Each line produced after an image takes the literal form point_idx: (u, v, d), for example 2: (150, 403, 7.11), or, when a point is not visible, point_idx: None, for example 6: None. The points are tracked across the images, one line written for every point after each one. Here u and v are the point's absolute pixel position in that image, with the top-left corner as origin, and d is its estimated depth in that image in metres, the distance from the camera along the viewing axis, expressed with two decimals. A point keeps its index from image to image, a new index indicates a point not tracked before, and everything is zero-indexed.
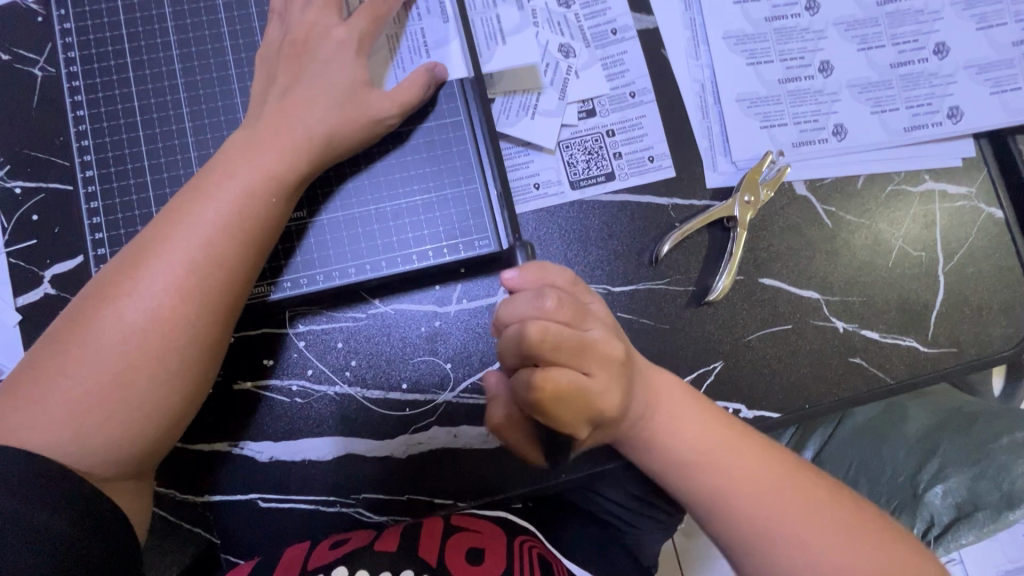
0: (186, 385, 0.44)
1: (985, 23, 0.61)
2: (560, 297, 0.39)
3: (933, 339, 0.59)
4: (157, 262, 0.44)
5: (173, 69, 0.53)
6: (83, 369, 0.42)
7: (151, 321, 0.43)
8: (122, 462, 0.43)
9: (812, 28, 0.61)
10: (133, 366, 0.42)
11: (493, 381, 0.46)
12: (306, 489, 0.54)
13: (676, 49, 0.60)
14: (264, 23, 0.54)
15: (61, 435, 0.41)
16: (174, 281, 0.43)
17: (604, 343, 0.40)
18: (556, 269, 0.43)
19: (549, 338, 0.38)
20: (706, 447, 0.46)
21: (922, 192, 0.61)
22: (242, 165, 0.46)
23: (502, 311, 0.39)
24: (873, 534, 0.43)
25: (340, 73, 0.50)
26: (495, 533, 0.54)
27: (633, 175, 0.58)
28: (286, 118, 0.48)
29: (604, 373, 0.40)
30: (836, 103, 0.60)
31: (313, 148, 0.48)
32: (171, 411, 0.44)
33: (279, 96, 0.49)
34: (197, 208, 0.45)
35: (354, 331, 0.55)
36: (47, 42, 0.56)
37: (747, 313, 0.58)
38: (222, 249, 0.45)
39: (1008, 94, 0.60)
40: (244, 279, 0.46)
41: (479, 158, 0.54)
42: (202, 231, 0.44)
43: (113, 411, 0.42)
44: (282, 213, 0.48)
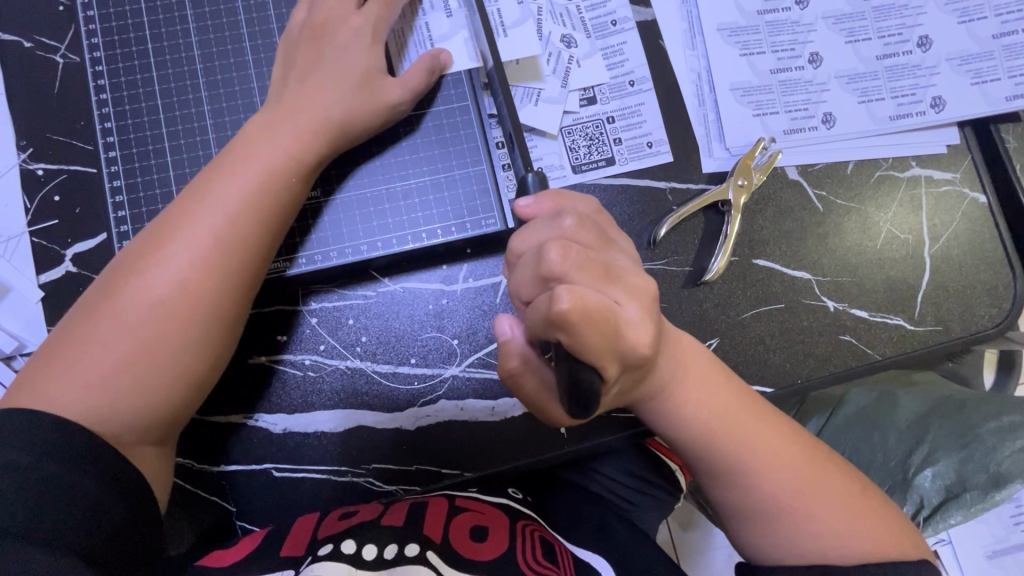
0: (207, 355, 0.47)
1: (966, 17, 0.64)
2: (580, 220, 0.38)
3: (920, 318, 0.62)
4: (182, 236, 0.46)
5: (192, 54, 0.55)
6: (112, 337, 0.44)
7: (177, 294, 0.45)
8: (144, 429, 0.45)
9: (802, 22, 0.63)
10: (158, 336, 0.44)
11: (506, 325, 0.43)
12: (318, 461, 0.56)
13: (673, 40, 0.63)
14: (280, 13, 0.56)
15: (88, 402, 0.43)
16: (199, 257, 0.45)
17: (627, 269, 0.38)
18: (574, 198, 0.43)
19: (572, 257, 0.35)
20: (732, 421, 0.48)
21: (908, 177, 0.63)
22: (261, 145, 0.49)
23: (516, 240, 0.39)
24: (871, 506, 0.48)
25: (357, 55, 0.52)
26: (499, 516, 0.55)
27: (631, 160, 0.61)
28: (304, 100, 0.50)
29: (632, 303, 0.37)
30: (825, 93, 0.63)
31: (323, 127, 0.50)
32: (193, 380, 0.46)
33: (299, 79, 0.51)
34: (219, 186, 0.47)
35: (365, 308, 0.57)
36: (68, 30, 0.58)
37: (741, 293, 0.60)
38: (245, 225, 0.47)
39: (990, 84, 0.63)
40: (264, 257, 0.49)
41: (486, 141, 0.57)
42: (226, 206, 0.47)
43: (139, 378, 0.44)
44: (299, 192, 0.50)
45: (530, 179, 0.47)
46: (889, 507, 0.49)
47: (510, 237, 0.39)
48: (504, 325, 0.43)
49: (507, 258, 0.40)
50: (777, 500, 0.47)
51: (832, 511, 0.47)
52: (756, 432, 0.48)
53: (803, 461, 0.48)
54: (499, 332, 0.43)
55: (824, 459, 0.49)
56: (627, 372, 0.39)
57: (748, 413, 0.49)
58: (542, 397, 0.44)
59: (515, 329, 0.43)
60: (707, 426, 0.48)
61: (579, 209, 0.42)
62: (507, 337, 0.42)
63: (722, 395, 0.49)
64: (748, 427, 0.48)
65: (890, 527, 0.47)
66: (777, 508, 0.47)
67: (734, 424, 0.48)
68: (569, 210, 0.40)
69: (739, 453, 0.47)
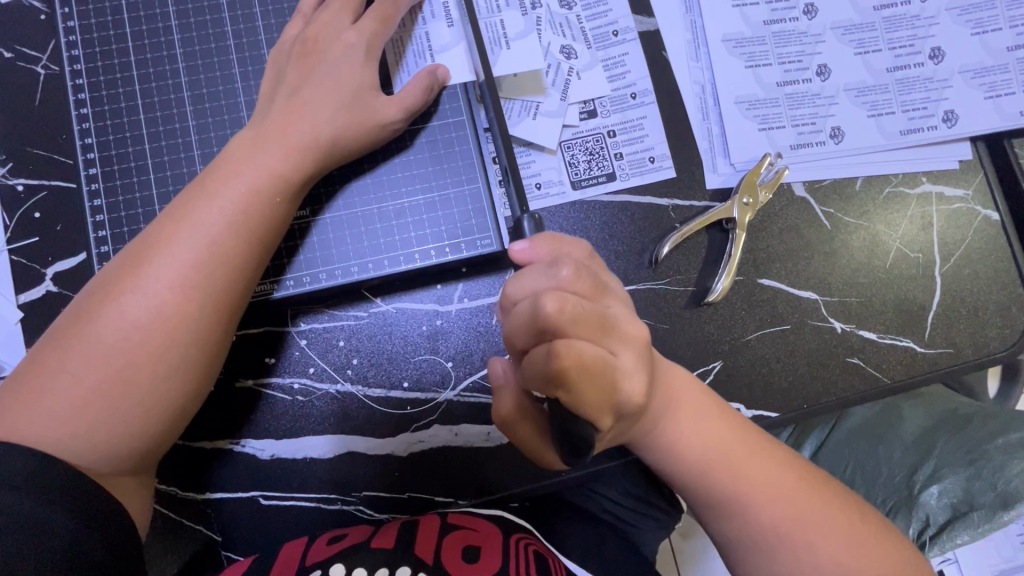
0: (188, 382, 0.45)
1: (980, 28, 0.61)
2: (578, 269, 0.36)
3: (930, 340, 0.60)
4: (161, 259, 0.44)
5: (177, 67, 0.53)
6: (86, 364, 0.42)
7: (155, 320, 0.43)
8: (122, 460, 0.43)
9: (810, 32, 0.61)
10: (135, 362, 0.42)
11: (499, 368, 0.43)
12: (307, 488, 0.54)
13: (677, 51, 0.61)
14: (269, 24, 0.54)
15: (63, 430, 0.41)
16: (180, 280, 0.44)
17: (621, 317, 0.38)
18: (571, 243, 0.41)
19: (568, 309, 0.35)
20: (721, 446, 0.47)
21: (919, 194, 0.61)
22: (247, 164, 0.47)
23: (510, 288, 0.37)
24: (871, 535, 0.45)
25: (347, 72, 0.50)
26: (491, 530, 0.53)
27: (633, 175, 0.59)
28: (292, 118, 0.48)
29: (627, 353, 0.38)
30: (834, 106, 0.61)
31: (310, 146, 0.48)
32: (174, 408, 0.44)
33: (288, 96, 0.49)
34: (201, 206, 0.45)
35: (356, 330, 0.55)
36: (49, 40, 0.56)
37: (746, 313, 0.58)
38: (228, 247, 0.45)
39: (1003, 98, 0.61)
40: (248, 279, 0.47)
41: (482, 158, 0.55)
42: (208, 228, 0.45)
43: (115, 406, 0.42)
44: (285, 213, 0.48)
45: (527, 224, 0.42)
46: (893, 532, 0.47)
47: (504, 283, 0.38)
48: (498, 367, 0.44)
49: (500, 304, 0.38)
50: (777, 531, 0.45)
51: (829, 540, 0.44)
52: (746, 458, 0.46)
53: (801, 488, 0.46)
54: (493, 374, 0.43)
55: (823, 484, 0.47)
56: (621, 419, 0.40)
57: (740, 442, 0.47)
58: (534, 442, 0.43)
59: (508, 371, 0.43)
60: (695, 450, 0.47)
61: (576, 256, 0.40)
62: (501, 380, 0.43)
63: (713, 425, 0.47)
64: (742, 457, 0.46)
65: (893, 554, 0.45)
66: (779, 540, 0.45)
67: (727, 455, 0.46)
68: (566, 256, 0.38)
69: (729, 479, 0.46)
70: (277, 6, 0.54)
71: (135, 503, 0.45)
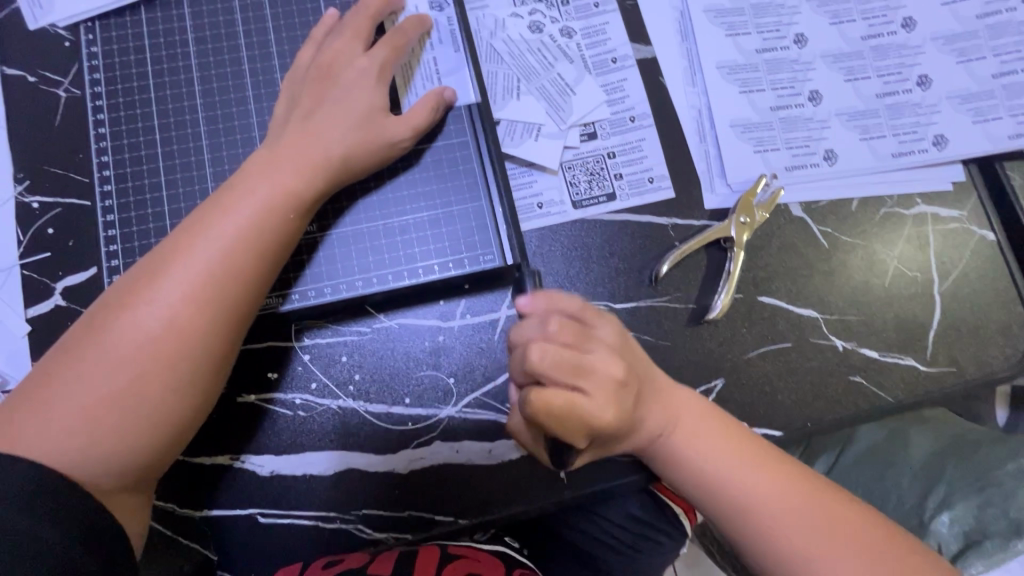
0: (193, 395, 0.45)
1: (965, 56, 0.64)
2: (563, 321, 0.41)
3: (932, 358, 0.60)
4: (174, 272, 0.45)
5: (193, 90, 0.55)
6: (96, 375, 0.42)
7: (166, 331, 0.43)
8: (125, 475, 0.43)
9: (801, 60, 0.64)
10: (144, 374, 0.43)
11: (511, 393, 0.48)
12: (306, 506, 0.53)
13: (674, 77, 0.63)
14: (281, 50, 0.57)
15: (73, 440, 0.41)
16: (192, 293, 0.44)
17: (600, 363, 0.41)
18: (564, 300, 0.43)
19: (546, 359, 0.39)
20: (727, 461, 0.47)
21: (914, 215, 0.62)
22: (261, 181, 0.48)
23: (511, 334, 0.44)
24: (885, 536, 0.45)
25: (359, 96, 0.52)
26: (492, 562, 0.58)
27: (633, 196, 0.60)
28: (306, 138, 0.50)
29: (602, 397, 0.40)
30: (827, 130, 0.62)
31: (320, 163, 0.50)
32: (180, 422, 0.44)
33: (303, 117, 0.51)
34: (216, 221, 0.46)
35: (359, 345, 0.56)
36: (70, 64, 0.58)
37: (746, 331, 0.58)
38: (240, 260, 0.46)
39: (992, 122, 0.63)
40: (258, 293, 0.47)
41: (485, 176, 0.56)
42: (220, 242, 0.46)
43: (122, 419, 0.42)
44: (296, 228, 0.49)
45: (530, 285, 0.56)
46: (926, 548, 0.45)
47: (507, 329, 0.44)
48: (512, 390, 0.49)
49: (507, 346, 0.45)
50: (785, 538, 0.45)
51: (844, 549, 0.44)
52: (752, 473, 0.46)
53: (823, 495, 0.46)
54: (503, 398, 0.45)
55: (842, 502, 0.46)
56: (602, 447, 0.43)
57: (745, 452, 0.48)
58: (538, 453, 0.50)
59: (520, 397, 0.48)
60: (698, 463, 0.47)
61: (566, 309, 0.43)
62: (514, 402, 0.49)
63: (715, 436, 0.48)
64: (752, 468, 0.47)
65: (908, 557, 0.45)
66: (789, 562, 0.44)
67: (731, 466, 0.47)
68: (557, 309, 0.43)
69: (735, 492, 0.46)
70: (290, 33, 0.57)
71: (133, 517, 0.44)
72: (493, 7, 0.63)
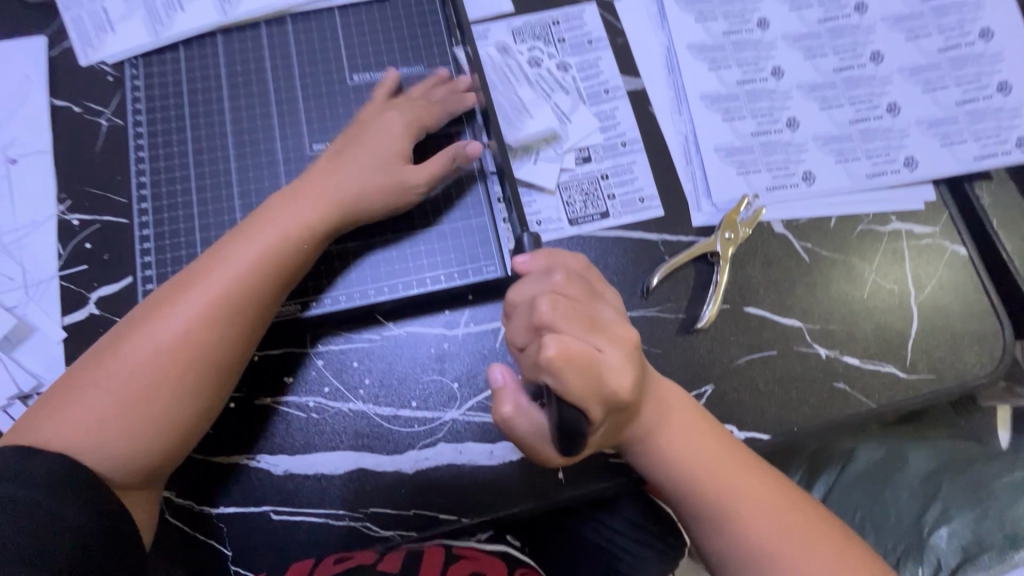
0: (201, 403, 0.48)
1: (930, 86, 0.69)
2: (569, 275, 0.46)
3: (912, 366, 0.63)
4: (192, 290, 0.49)
5: (224, 119, 0.61)
6: (115, 379, 0.46)
7: (181, 343, 0.48)
8: (133, 475, 0.46)
9: (778, 90, 0.69)
10: (157, 381, 0.47)
11: (498, 373, 0.49)
12: (316, 504, 0.56)
13: (661, 106, 0.69)
14: (304, 84, 0.63)
15: (92, 439, 0.45)
16: (218, 309, 0.49)
17: (610, 321, 0.45)
18: (565, 256, 0.50)
19: (559, 309, 0.43)
20: (708, 459, 0.51)
21: (889, 231, 0.67)
22: (282, 213, 0.53)
23: (512, 293, 0.46)
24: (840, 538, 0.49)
25: (389, 145, 0.57)
26: (494, 563, 0.60)
27: (625, 214, 0.65)
28: (332, 181, 0.55)
29: (614, 350, 0.44)
30: (804, 153, 0.67)
31: (348, 209, 0.55)
32: (186, 428, 0.48)
33: (329, 163, 0.56)
34: (235, 247, 0.51)
35: (369, 351, 0.59)
36: (112, 95, 0.64)
37: (734, 339, 0.62)
38: (254, 283, 0.50)
39: (958, 145, 0.68)
40: (267, 313, 0.51)
41: (488, 196, 0.62)
42: (238, 266, 0.50)
43: (135, 422, 0.46)
44: (311, 260, 0.54)
45: (527, 240, 0.54)
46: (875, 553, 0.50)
47: (508, 291, 0.47)
48: (497, 374, 0.49)
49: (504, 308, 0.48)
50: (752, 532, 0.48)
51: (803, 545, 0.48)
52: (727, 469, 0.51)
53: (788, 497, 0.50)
54: (493, 379, 0.49)
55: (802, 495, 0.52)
56: (611, 413, 0.45)
57: (724, 451, 0.52)
58: (535, 440, 0.48)
59: (506, 377, 0.49)
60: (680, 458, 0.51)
61: (571, 266, 0.49)
62: (500, 383, 0.49)
63: (700, 435, 0.52)
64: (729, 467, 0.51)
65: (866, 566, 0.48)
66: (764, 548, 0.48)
67: (712, 463, 0.51)
68: (559, 267, 0.48)
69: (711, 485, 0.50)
70: (314, 68, 0.63)
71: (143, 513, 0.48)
72: (496, 44, 0.69)
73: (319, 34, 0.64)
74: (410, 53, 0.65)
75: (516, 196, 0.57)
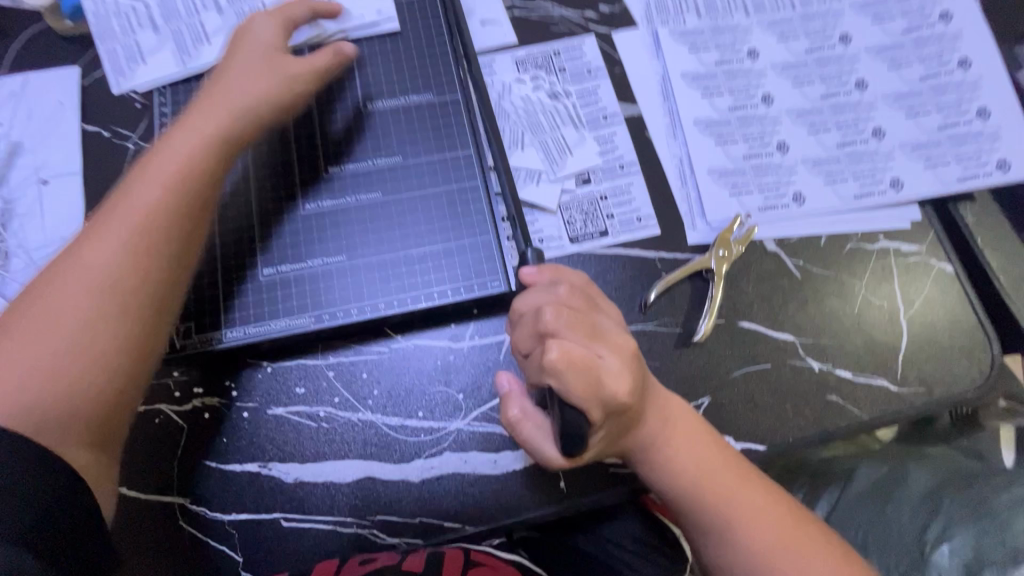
0: (137, 318, 0.51)
1: (913, 112, 0.73)
2: (572, 289, 0.50)
3: (902, 379, 0.65)
4: (104, 223, 0.52)
5: (245, 144, 0.66)
6: (46, 323, 0.49)
7: (108, 270, 0.50)
8: (78, 409, 0.48)
9: (768, 116, 0.73)
10: (89, 310, 0.49)
11: (504, 379, 0.54)
12: (325, 511, 0.58)
13: (658, 131, 0.72)
14: (320, 111, 0.67)
15: (27, 384, 0.47)
16: (118, 248, 0.51)
17: (610, 330, 0.48)
18: (569, 271, 0.54)
19: (562, 318, 0.47)
20: (708, 466, 0.53)
21: (878, 249, 0.69)
22: (176, 138, 0.56)
23: (518, 303, 0.51)
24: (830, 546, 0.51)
25: (264, 40, 0.62)
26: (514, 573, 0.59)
27: (624, 232, 0.68)
28: (223, 85, 0.59)
29: (614, 357, 0.47)
30: (794, 175, 0.71)
31: (246, 110, 0.58)
32: (128, 344, 0.50)
33: (211, 81, 0.60)
34: (140, 176, 0.54)
35: (378, 363, 0.62)
36: (140, 122, 0.68)
37: (729, 353, 0.64)
38: (165, 197, 0.53)
39: (940, 168, 0.71)
40: (188, 225, 0.54)
41: (492, 215, 0.65)
42: (144, 188, 0.53)
43: (71, 353, 0.48)
44: (218, 161, 0.57)
45: (529, 256, 0.58)
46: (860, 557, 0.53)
47: (514, 301, 0.52)
48: (504, 380, 0.54)
49: (510, 318, 0.52)
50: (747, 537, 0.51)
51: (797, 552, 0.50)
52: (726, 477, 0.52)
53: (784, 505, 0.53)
54: (500, 384, 0.54)
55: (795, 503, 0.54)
56: (612, 417, 0.47)
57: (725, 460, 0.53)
58: (537, 439, 0.51)
59: (512, 383, 0.54)
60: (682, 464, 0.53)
61: (575, 280, 0.53)
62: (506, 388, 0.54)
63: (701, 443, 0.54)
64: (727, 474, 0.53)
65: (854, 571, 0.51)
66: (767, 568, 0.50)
67: (713, 470, 0.53)
68: (564, 280, 0.52)
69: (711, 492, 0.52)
70: (330, 98, 0.68)
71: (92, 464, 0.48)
72: (501, 73, 0.74)
73: (335, 66, 0.69)
74: (419, 82, 0.69)
75: (518, 214, 0.62)
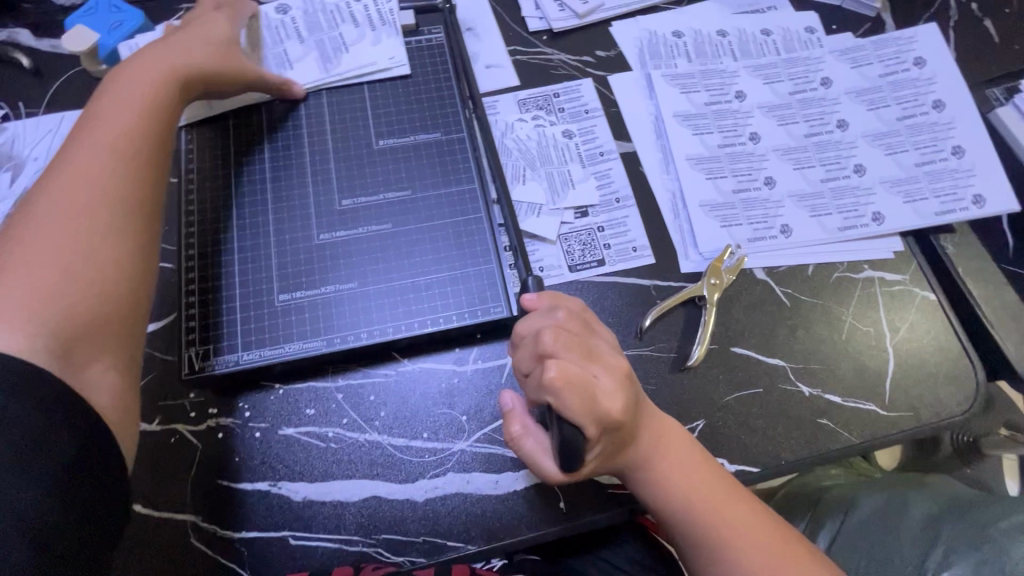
0: (129, 239, 0.57)
1: (892, 150, 0.77)
2: (569, 313, 0.54)
3: (891, 404, 0.67)
4: (73, 172, 0.57)
5: (265, 179, 0.71)
6: (35, 261, 0.52)
7: (93, 204, 0.56)
8: (84, 327, 0.53)
9: (755, 153, 0.77)
10: (81, 237, 0.55)
11: (508, 397, 0.57)
12: (332, 530, 0.59)
13: (652, 167, 0.77)
14: (335, 149, 0.72)
15: (25, 313, 0.50)
16: (98, 188, 0.57)
17: (604, 352, 0.52)
18: (567, 298, 0.57)
19: (560, 340, 0.51)
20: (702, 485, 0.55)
21: (863, 278, 0.73)
22: (121, 98, 0.62)
23: (519, 327, 0.54)
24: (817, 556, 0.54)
25: (215, 26, 0.70)
26: None
27: (619, 261, 0.72)
28: (169, 53, 0.66)
29: (609, 377, 0.51)
30: (781, 208, 0.75)
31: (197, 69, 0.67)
32: (125, 263, 0.56)
33: (151, 54, 0.66)
34: (100, 132, 0.60)
35: (385, 385, 0.65)
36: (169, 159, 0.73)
37: (722, 377, 0.67)
38: (135, 143, 0.60)
39: (919, 202, 0.75)
40: (157, 163, 0.61)
41: (495, 245, 0.69)
42: (110, 139, 0.59)
43: (66, 278, 0.53)
44: (174, 115, 0.64)
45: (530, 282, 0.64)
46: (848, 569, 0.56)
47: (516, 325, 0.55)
48: (507, 398, 0.58)
49: (512, 341, 0.55)
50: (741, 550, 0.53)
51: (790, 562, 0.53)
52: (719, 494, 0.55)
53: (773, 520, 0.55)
54: (504, 402, 0.57)
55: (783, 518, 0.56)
56: (607, 434, 0.50)
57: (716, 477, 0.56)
58: (536, 455, 0.54)
59: (516, 401, 0.57)
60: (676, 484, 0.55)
61: (572, 306, 0.57)
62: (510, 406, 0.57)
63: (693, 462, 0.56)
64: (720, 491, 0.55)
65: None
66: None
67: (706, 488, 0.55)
68: (563, 306, 0.56)
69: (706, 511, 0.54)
70: (344, 137, 0.73)
71: (110, 394, 0.53)
72: (504, 113, 0.79)
73: (350, 109, 0.74)
74: (427, 122, 0.75)
75: (522, 245, 0.68)
